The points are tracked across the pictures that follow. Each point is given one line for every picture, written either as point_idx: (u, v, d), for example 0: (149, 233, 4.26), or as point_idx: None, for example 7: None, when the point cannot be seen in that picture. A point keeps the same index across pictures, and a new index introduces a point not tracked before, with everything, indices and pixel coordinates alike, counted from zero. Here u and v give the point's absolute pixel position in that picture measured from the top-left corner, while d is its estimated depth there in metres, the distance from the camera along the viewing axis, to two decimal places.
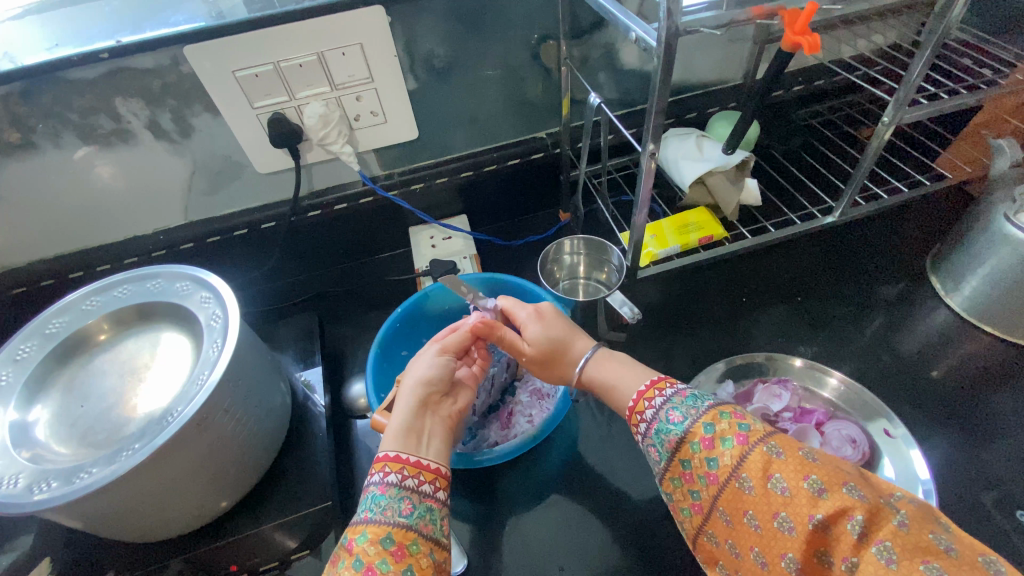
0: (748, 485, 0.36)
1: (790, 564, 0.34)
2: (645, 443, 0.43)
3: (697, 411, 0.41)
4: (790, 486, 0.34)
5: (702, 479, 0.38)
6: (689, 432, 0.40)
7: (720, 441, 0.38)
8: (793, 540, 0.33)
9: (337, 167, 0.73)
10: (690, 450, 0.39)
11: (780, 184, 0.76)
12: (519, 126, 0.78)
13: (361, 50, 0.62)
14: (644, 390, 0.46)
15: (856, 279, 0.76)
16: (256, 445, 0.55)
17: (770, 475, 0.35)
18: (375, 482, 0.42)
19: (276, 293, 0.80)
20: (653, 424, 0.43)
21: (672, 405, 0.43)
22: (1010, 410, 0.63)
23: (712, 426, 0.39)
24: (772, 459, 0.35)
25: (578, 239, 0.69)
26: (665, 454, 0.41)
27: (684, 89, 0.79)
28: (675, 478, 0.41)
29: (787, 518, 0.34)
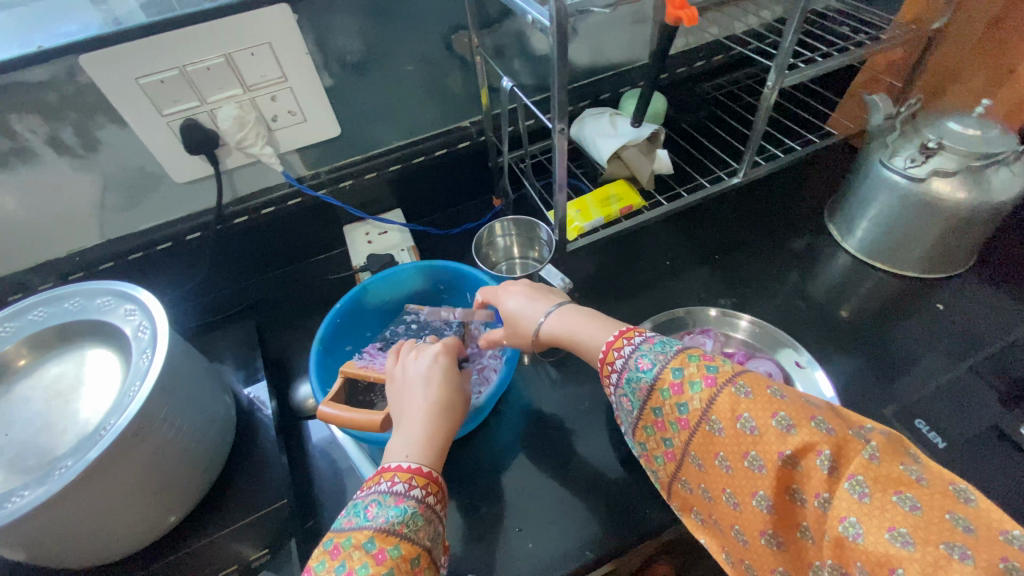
0: (718, 428, 0.37)
1: (763, 503, 0.35)
2: (618, 394, 0.44)
3: (665, 356, 0.42)
4: (759, 425, 0.35)
5: (675, 425, 0.40)
6: (659, 377, 0.41)
7: (688, 386, 0.39)
8: (765, 478, 0.35)
9: (260, 171, 0.72)
10: (661, 397, 0.40)
11: (690, 152, 0.82)
12: (442, 116, 0.79)
13: (270, 50, 0.62)
14: (615, 338, 0.46)
15: (767, 234, 0.83)
16: (201, 454, 0.54)
17: (739, 416, 0.36)
18: (410, 496, 0.42)
19: (211, 307, 0.78)
20: (624, 373, 0.43)
21: (641, 352, 0.43)
22: (902, 335, 0.71)
23: (681, 370, 0.40)
24: (740, 399, 0.36)
25: (507, 220, 0.71)
26: (637, 402, 0.42)
27: (596, 71, 0.83)
28: (649, 426, 0.42)
29: (757, 457, 0.35)
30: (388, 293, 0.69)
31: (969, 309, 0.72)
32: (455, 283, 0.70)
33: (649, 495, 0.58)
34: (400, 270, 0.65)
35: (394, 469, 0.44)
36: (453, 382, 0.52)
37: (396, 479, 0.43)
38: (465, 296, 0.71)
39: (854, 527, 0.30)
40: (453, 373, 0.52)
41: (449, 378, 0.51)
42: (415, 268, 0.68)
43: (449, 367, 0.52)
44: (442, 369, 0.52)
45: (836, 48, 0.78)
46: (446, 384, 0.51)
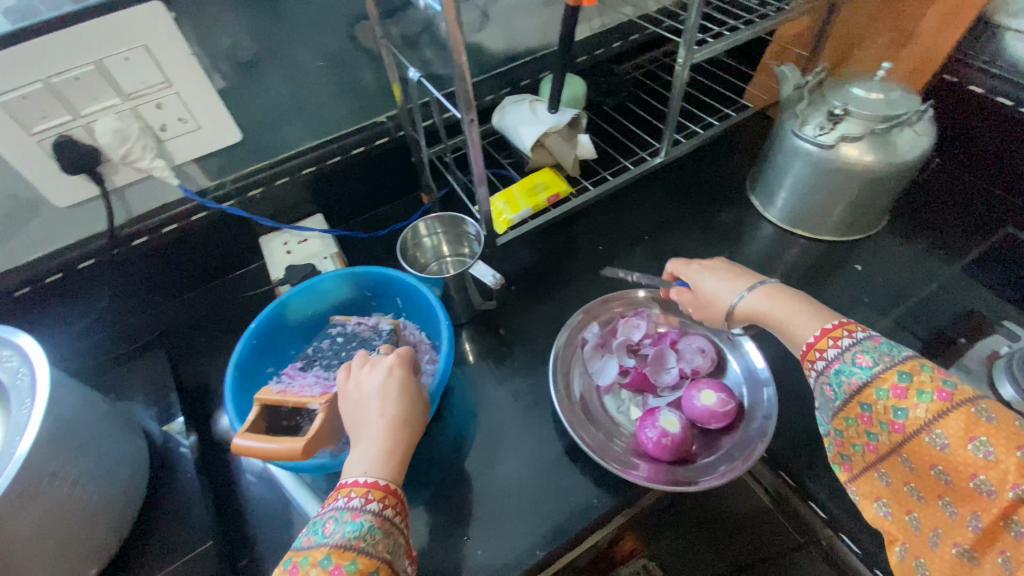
0: (941, 443, 0.37)
1: (975, 520, 0.35)
2: (820, 380, 0.44)
3: (891, 359, 0.40)
4: (998, 452, 0.34)
5: (886, 426, 0.39)
6: (876, 378, 0.40)
7: (914, 394, 0.38)
8: (987, 502, 0.35)
9: (155, 186, 0.66)
10: (874, 396, 0.40)
11: (613, 135, 0.81)
12: (355, 113, 0.75)
13: (148, 53, 0.56)
14: (826, 330, 0.46)
15: (695, 210, 0.84)
16: (108, 506, 0.49)
17: (973, 437, 0.35)
18: (366, 509, 0.42)
19: (118, 339, 0.71)
20: (834, 364, 0.43)
21: (861, 348, 0.42)
22: (827, 298, 0.73)
23: (909, 377, 0.39)
24: (979, 422, 0.35)
25: (431, 218, 0.68)
26: (845, 395, 0.42)
27: (513, 57, 0.81)
28: (850, 418, 0.42)
29: (986, 481, 0.35)
30: (311, 306, 0.65)
31: (885, 266, 0.75)
32: (382, 289, 0.67)
33: (596, 485, 0.57)
34: (316, 283, 0.60)
35: (350, 485, 0.43)
36: (413, 394, 0.49)
37: (353, 495, 0.42)
38: (395, 300, 0.67)
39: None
40: (411, 386, 0.50)
41: (406, 392, 0.49)
42: (336, 278, 0.64)
43: (407, 380, 0.50)
44: (399, 383, 0.49)
45: (745, 21, 0.79)
46: (403, 398, 0.48)
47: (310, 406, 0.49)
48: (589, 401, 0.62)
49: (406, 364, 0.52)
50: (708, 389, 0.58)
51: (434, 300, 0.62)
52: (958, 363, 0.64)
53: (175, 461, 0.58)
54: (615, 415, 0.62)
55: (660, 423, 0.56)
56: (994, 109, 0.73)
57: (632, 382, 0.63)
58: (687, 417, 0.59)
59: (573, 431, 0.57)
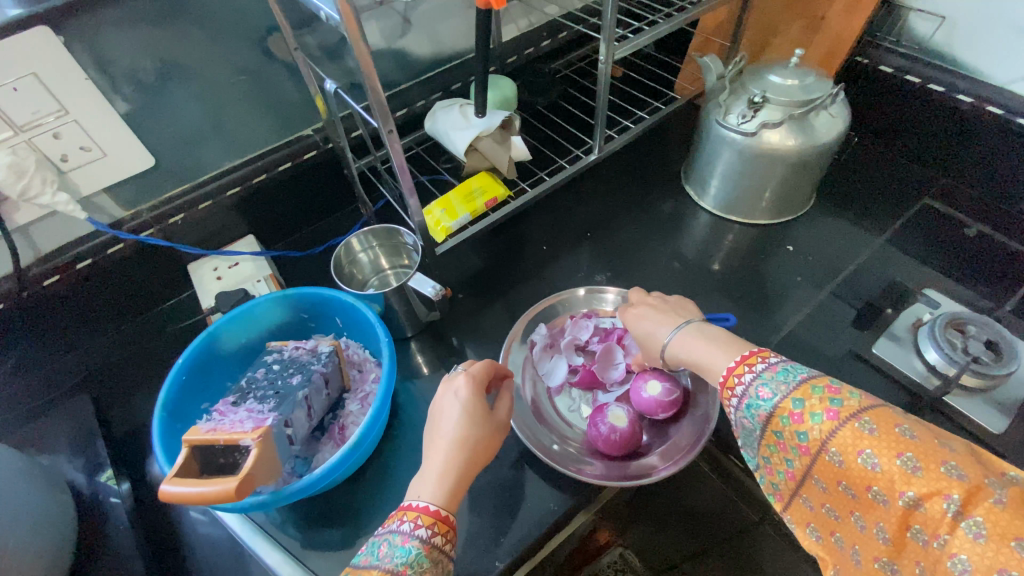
0: (839, 460, 0.36)
1: (881, 533, 0.35)
2: (737, 415, 0.43)
3: (787, 386, 0.40)
4: (883, 463, 0.34)
5: (795, 451, 0.39)
6: (779, 406, 0.40)
7: (809, 417, 0.38)
8: (887, 513, 0.34)
9: (63, 221, 0.61)
10: (781, 423, 0.40)
11: (546, 134, 0.81)
12: (279, 129, 0.72)
13: (37, 80, 0.53)
14: (742, 357, 0.45)
15: (634, 203, 0.85)
16: (28, 572, 0.45)
17: (861, 451, 0.35)
18: (415, 535, 0.43)
19: (37, 388, 0.66)
20: (743, 399, 0.42)
21: (762, 380, 0.42)
22: (765, 280, 0.75)
23: (802, 401, 0.39)
24: (864, 436, 0.35)
25: (365, 233, 0.66)
26: (757, 425, 0.41)
27: (440, 61, 0.79)
28: (771, 446, 0.41)
29: (880, 492, 0.34)
30: (245, 335, 0.62)
31: (816, 244, 0.78)
32: (320, 309, 0.64)
33: (552, 487, 0.57)
34: (242, 311, 0.58)
35: (409, 509, 0.45)
36: (479, 417, 0.50)
37: (406, 519, 0.44)
38: (334, 320, 0.65)
39: (962, 563, 0.31)
40: (478, 407, 0.51)
41: (469, 416, 0.50)
42: (269, 301, 0.62)
43: (474, 400, 0.51)
44: (469, 405, 0.50)
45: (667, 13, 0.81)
46: (468, 421, 0.50)
47: (242, 443, 0.46)
48: (540, 404, 0.62)
49: (478, 385, 0.52)
50: (653, 380, 0.58)
51: (373, 317, 0.60)
52: (887, 331, 0.65)
53: (107, 512, 0.55)
54: (567, 415, 0.62)
55: (608, 418, 0.56)
56: (901, 86, 0.76)
57: (582, 380, 0.63)
58: (635, 410, 0.59)
59: (523, 435, 0.57)
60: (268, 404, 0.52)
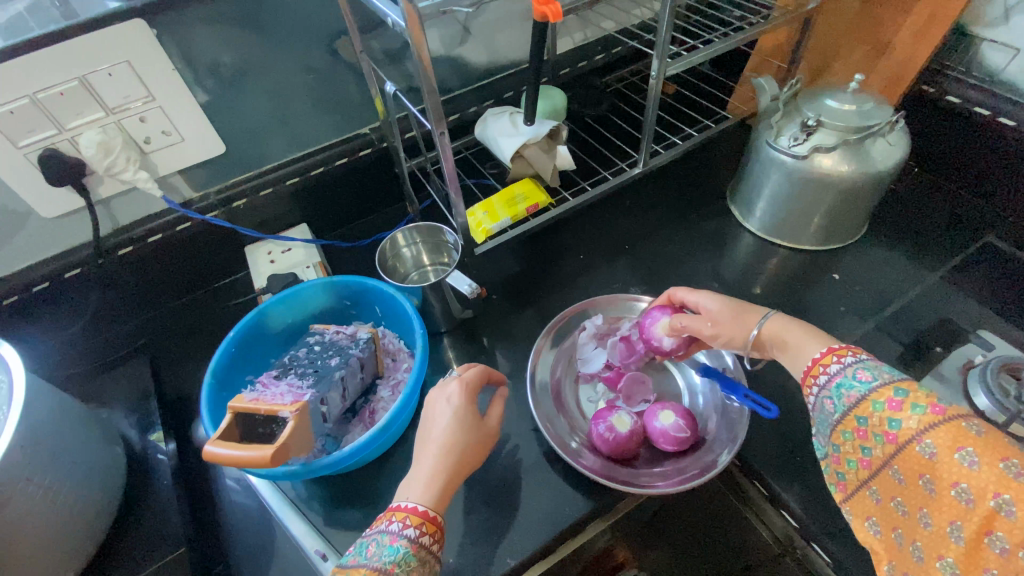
0: (930, 452, 0.38)
1: (955, 532, 0.36)
2: (820, 396, 0.46)
3: (890, 376, 0.42)
4: (982, 462, 0.36)
5: (880, 437, 0.41)
6: (875, 391, 0.42)
7: (909, 406, 0.40)
8: (970, 511, 0.36)
9: (140, 198, 0.67)
10: (872, 408, 0.42)
11: (594, 145, 0.82)
12: (339, 125, 0.77)
13: (130, 68, 0.58)
14: (830, 349, 0.47)
15: (676, 220, 0.84)
16: (82, 511, 0.50)
17: (960, 447, 0.37)
18: (404, 535, 0.44)
19: (103, 348, 0.73)
20: (835, 379, 0.45)
21: (863, 366, 0.44)
22: (806, 308, 0.73)
23: (905, 392, 0.41)
24: (968, 435, 0.37)
25: (409, 229, 0.69)
26: (842, 408, 0.43)
27: (494, 69, 0.82)
28: (846, 432, 0.43)
29: (967, 489, 0.36)
30: (291, 316, 0.66)
31: (864, 275, 0.76)
32: (361, 298, 0.68)
33: (569, 493, 0.58)
34: (285, 292, 0.62)
35: (398, 509, 0.46)
36: (469, 424, 0.52)
37: (394, 519, 0.46)
38: (374, 309, 0.68)
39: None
40: (470, 414, 0.52)
41: (461, 423, 0.51)
42: (317, 285, 0.65)
43: (466, 407, 0.52)
44: (461, 412, 0.52)
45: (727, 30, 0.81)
46: (459, 427, 0.51)
47: (281, 414, 0.49)
48: (562, 393, 0.64)
49: (469, 393, 0.54)
50: (669, 410, 0.58)
51: (410, 309, 0.63)
52: (934, 371, 0.63)
53: (153, 465, 0.59)
54: (584, 405, 0.64)
55: (611, 419, 0.57)
56: (970, 119, 0.73)
57: (611, 379, 0.63)
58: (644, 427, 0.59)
59: (542, 426, 0.58)
60: (309, 380, 0.55)
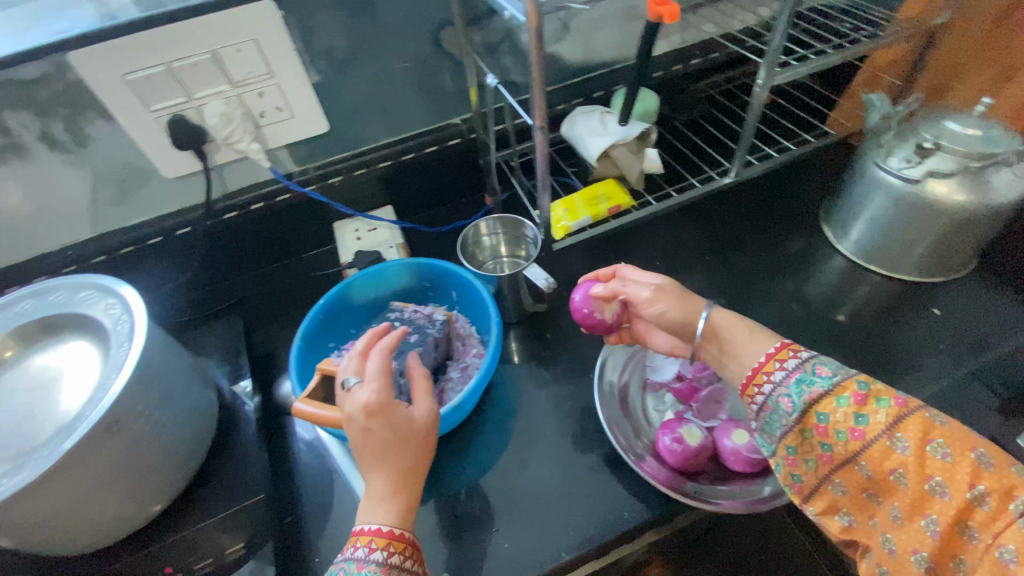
0: (901, 445, 0.39)
1: (931, 525, 0.38)
2: (773, 395, 0.45)
3: (847, 370, 0.43)
4: (953, 453, 0.37)
5: (844, 435, 0.41)
6: (836, 387, 0.42)
7: (874, 401, 0.41)
8: (945, 503, 0.37)
9: (249, 167, 0.73)
10: (837, 404, 0.42)
11: (684, 151, 0.81)
12: (433, 113, 0.79)
13: (256, 46, 0.62)
14: (770, 353, 0.47)
15: (760, 236, 0.81)
16: (180, 447, 0.55)
17: (931, 440, 0.38)
18: (372, 559, 0.43)
19: (201, 301, 0.80)
20: (794, 374, 0.45)
21: (818, 360, 0.45)
22: (897, 341, 0.69)
23: (869, 386, 0.42)
24: (935, 425, 0.39)
25: (493, 218, 0.70)
26: (801, 407, 0.43)
27: (588, 68, 0.82)
28: (806, 432, 0.43)
29: (944, 484, 0.37)
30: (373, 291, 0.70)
31: (966, 313, 0.70)
32: (440, 281, 0.70)
33: (627, 498, 0.57)
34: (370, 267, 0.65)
35: (361, 534, 0.44)
36: (398, 440, 0.47)
37: (359, 544, 0.44)
38: (450, 294, 0.71)
39: (1010, 555, 0.34)
40: (396, 426, 0.47)
41: (394, 442, 0.46)
42: (401, 264, 0.68)
43: (391, 420, 0.47)
44: (377, 435, 0.46)
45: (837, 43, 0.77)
46: (398, 446, 0.47)
47: None
48: (630, 398, 0.63)
49: (383, 413, 0.47)
50: (743, 429, 0.56)
51: (486, 297, 0.64)
52: None
53: (239, 414, 0.64)
54: (651, 412, 0.63)
55: (680, 431, 0.56)
56: None
57: (681, 391, 0.62)
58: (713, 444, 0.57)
59: (608, 428, 0.58)
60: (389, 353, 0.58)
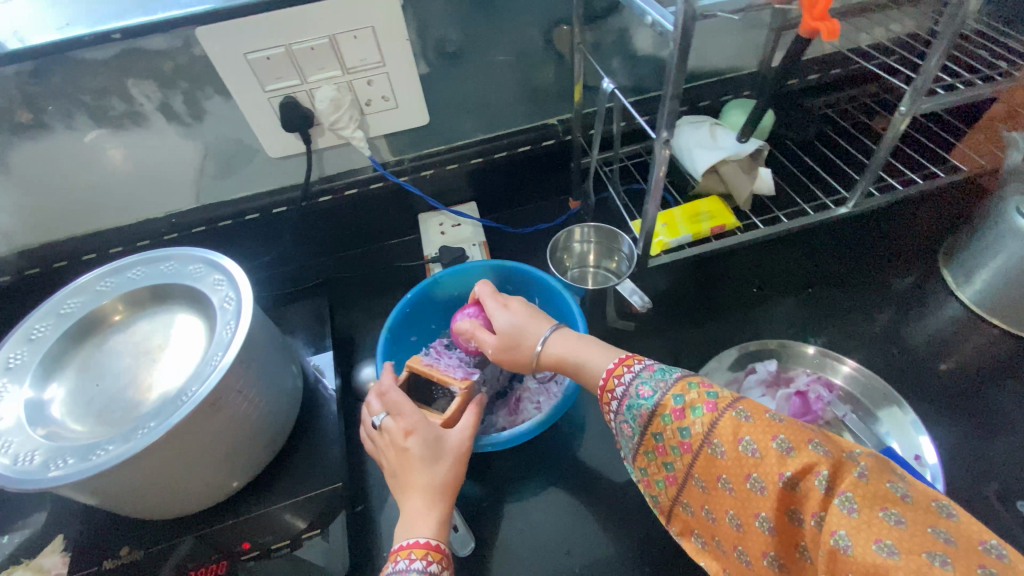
0: (720, 451, 0.36)
1: (765, 524, 0.34)
2: (617, 420, 0.42)
3: (665, 383, 0.39)
4: (760, 448, 0.34)
5: (676, 450, 0.38)
6: (659, 404, 0.39)
7: (689, 411, 0.37)
8: (767, 499, 0.34)
9: (347, 153, 0.73)
10: (662, 422, 0.38)
11: (794, 174, 0.76)
12: (531, 112, 0.77)
13: (372, 33, 0.62)
14: (618, 362, 0.44)
15: (866, 271, 0.75)
16: (267, 426, 0.56)
17: (740, 439, 0.35)
18: (415, 569, 0.40)
19: (287, 278, 0.82)
20: (625, 400, 0.41)
21: (641, 378, 0.41)
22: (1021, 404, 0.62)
23: (682, 397, 0.38)
24: (742, 423, 0.35)
25: (588, 227, 0.68)
26: (637, 428, 0.40)
27: (697, 75, 0.77)
28: (649, 452, 0.40)
29: (759, 479, 0.34)
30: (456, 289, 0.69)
31: None
32: (524, 286, 0.69)
33: None
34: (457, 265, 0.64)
35: (405, 546, 0.42)
36: (432, 456, 0.46)
37: (398, 559, 0.41)
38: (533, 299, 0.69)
39: (844, 540, 0.30)
40: (433, 442, 0.47)
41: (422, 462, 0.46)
42: (488, 266, 0.67)
43: (425, 436, 0.47)
44: (415, 451, 0.46)
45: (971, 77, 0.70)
46: (426, 465, 0.46)
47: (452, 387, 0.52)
48: None
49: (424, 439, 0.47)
50: None
51: (574, 308, 0.61)
52: None
53: (319, 397, 0.65)
54: None
55: None
56: None
57: None
58: None
59: None
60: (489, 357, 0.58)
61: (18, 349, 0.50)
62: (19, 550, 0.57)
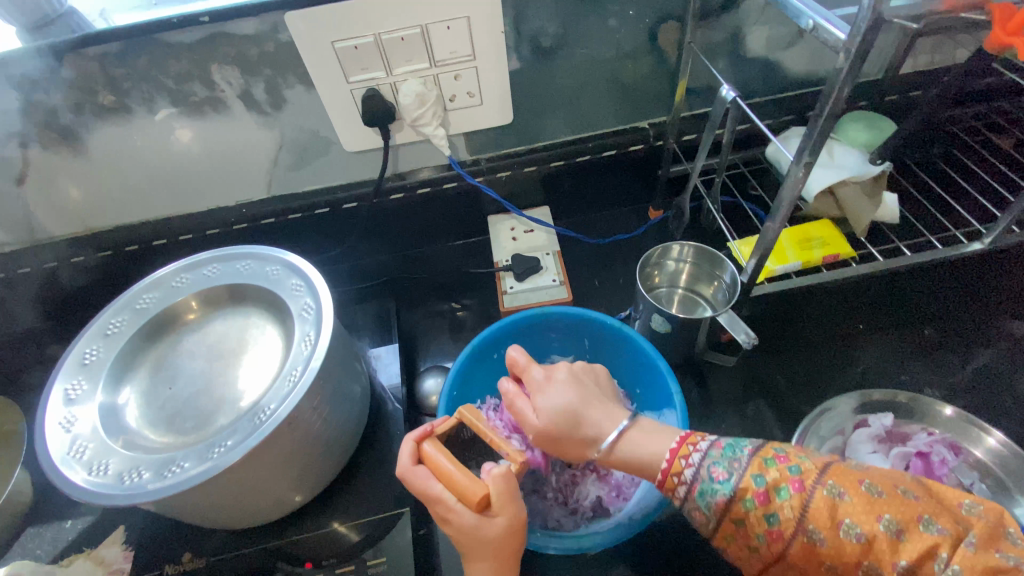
0: (818, 537, 0.33)
1: None
2: (688, 505, 0.38)
3: (740, 464, 0.36)
4: (865, 531, 0.32)
5: (765, 537, 0.35)
6: (739, 490, 0.36)
7: (775, 495, 0.35)
8: None
9: (424, 149, 0.69)
10: (743, 509, 0.35)
11: (915, 198, 0.69)
12: (622, 114, 0.71)
13: (467, 24, 0.57)
14: (679, 441, 0.40)
15: (991, 310, 0.66)
16: (337, 442, 0.53)
17: (839, 522, 0.33)
18: None
19: (352, 274, 0.80)
20: (695, 486, 0.37)
21: (711, 460, 0.37)
22: None
23: (763, 478, 0.35)
24: (838, 504, 0.33)
25: (688, 245, 0.62)
26: (716, 517, 0.37)
27: (809, 83, 0.70)
28: (732, 536, 0.37)
29: (868, 564, 0.32)
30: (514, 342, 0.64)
31: None
32: (573, 329, 0.63)
33: None
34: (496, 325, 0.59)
35: None
36: (473, 548, 0.41)
37: None
38: (580, 342, 0.65)
39: None
40: (468, 533, 0.40)
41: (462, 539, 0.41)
42: (528, 317, 0.61)
43: (460, 525, 0.40)
44: (455, 531, 0.41)
45: None
46: (470, 549, 0.41)
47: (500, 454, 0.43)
48: None
49: (461, 524, 0.40)
50: None
51: (652, 350, 0.57)
52: None
53: (383, 408, 0.61)
54: None
55: None
56: None
57: None
58: None
59: None
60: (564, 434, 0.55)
61: (93, 344, 0.48)
62: (80, 540, 0.56)
